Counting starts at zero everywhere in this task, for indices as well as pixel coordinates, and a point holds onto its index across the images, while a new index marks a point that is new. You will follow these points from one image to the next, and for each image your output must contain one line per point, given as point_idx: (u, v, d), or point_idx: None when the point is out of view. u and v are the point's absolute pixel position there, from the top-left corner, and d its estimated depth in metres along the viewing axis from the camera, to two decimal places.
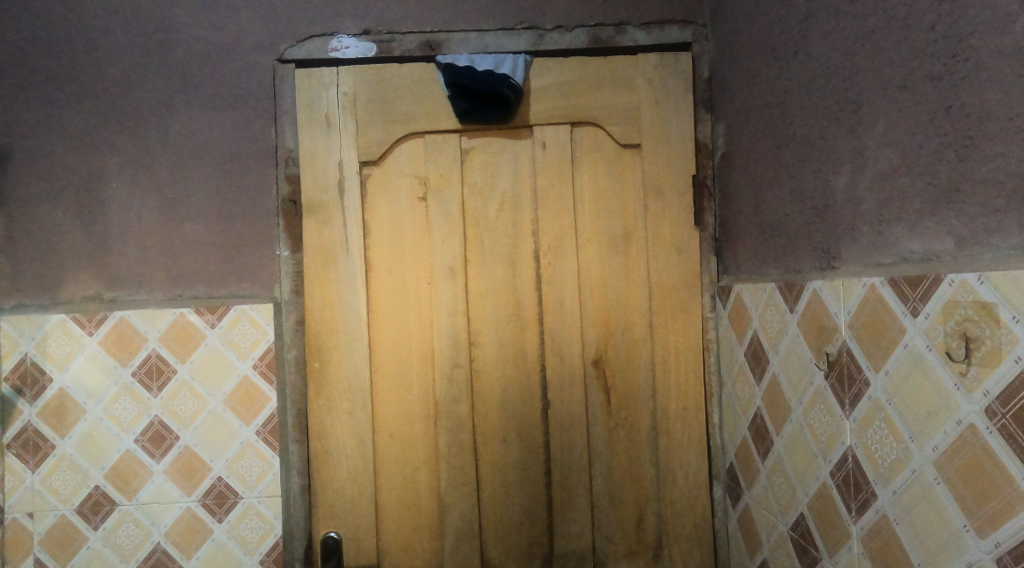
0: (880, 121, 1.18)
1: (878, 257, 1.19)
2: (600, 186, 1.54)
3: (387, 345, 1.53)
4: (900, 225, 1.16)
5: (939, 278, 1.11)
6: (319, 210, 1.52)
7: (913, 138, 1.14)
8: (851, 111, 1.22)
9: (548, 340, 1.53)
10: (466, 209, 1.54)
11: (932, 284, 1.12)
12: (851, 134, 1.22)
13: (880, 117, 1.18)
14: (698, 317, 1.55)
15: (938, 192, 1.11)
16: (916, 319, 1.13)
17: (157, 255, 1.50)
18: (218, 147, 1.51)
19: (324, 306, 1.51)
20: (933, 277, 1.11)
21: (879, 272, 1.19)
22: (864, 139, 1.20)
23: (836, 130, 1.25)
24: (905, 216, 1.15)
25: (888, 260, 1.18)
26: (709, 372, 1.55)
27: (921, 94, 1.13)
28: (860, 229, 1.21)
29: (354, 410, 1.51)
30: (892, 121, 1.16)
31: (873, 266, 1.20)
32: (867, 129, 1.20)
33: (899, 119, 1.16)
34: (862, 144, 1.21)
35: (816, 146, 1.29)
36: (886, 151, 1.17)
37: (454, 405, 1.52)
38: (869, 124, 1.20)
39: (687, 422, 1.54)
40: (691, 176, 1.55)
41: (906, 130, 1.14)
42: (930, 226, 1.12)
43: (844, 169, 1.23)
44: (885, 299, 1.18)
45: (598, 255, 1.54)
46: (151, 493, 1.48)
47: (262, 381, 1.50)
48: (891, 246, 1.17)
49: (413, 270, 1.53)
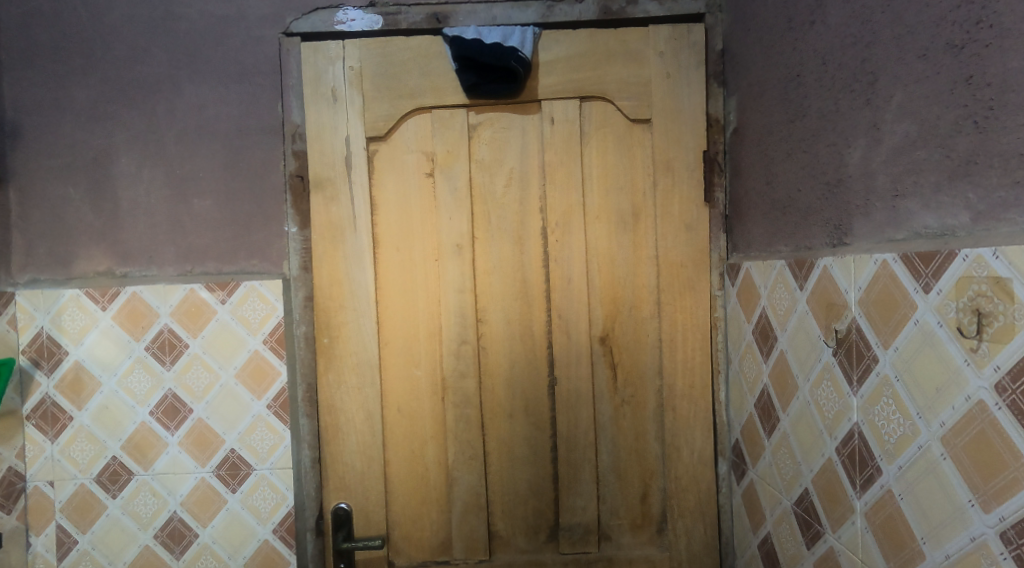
0: (897, 94, 1.15)
1: (891, 233, 1.17)
2: (609, 162, 1.52)
3: (395, 321, 1.54)
4: (914, 201, 1.13)
5: (952, 254, 1.08)
6: (327, 187, 1.52)
7: (930, 110, 1.11)
8: (867, 83, 1.19)
9: (554, 316, 1.53)
10: (473, 186, 1.53)
11: (945, 260, 1.09)
12: (867, 107, 1.19)
13: (897, 90, 1.15)
14: (706, 294, 1.53)
15: (955, 165, 1.09)
16: (928, 296, 1.11)
17: (167, 231, 1.52)
18: (225, 123, 1.51)
19: (332, 282, 1.52)
20: (946, 252, 1.09)
21: (891, 248, 1.16)
22: (880, 112, 1.17)
23: (851, 103, 1.22)
24: (921, 190, 1.12)
25: (900, 236, 1.15)
26: (716, 350, 1.54)
27: (941, 63, 1.09)
28: (872, 206, 1.19)
29: (364, 385, 1.53)
30: (910, 93, 1.13)
31: (885, 243, 1.18)
32: (883, 102, 1.17)
33: (917, 90, 1.12)
34: (878, 118, 1.18)
35: (830, 121, 1.26)
36: (902, 124, 1.14)
37: (461, 380, 1.53)
38: (885, 97, 1.16)
39: (693, 400, 1.54)
40: (702, 152, 1.52)
41: (924, 101, 1.11)
42: (945, 201, 1.10)
43: (859, 144, 1.21)
44: (896, 275, 1.15)
45: (606, 232, 1.53)
46: (166, 464, 1.52)
47: (272, 356, 1.52)
48: (904, 222, 1.15)
49: (421, 248, 1.53)
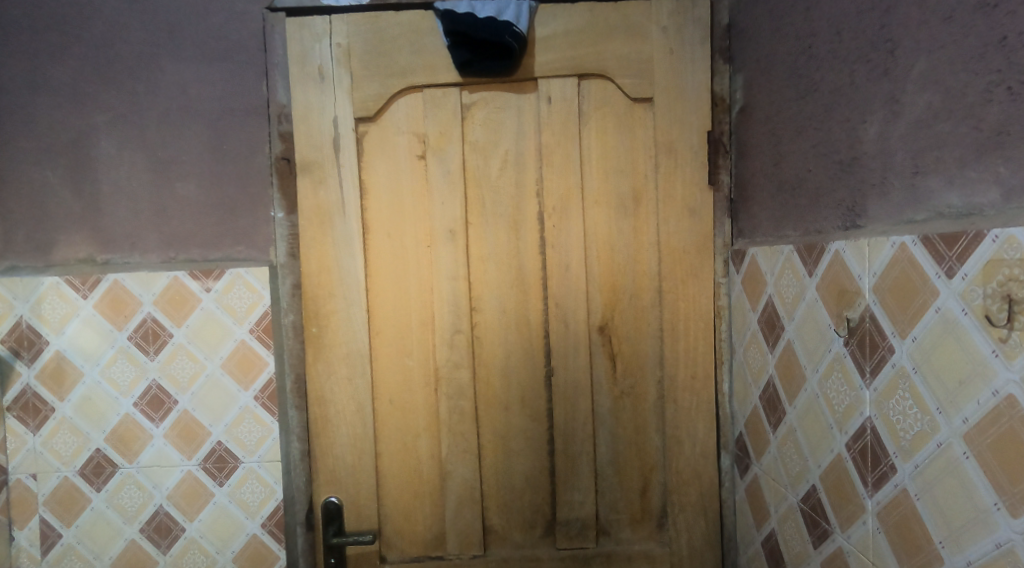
0: (918, 62, 1.08)
1: (909, 213, 1.10)
2: (609, 144, 1.44)
3: (386, 309, 1.48)
4: (937, 177, 1.06)
5: (980, 235, 1.02)
6: (315, 170, 1.46)
7: (956, 77, 1.04)
8: (886, 52, 1.11)
9: (551, 305, 1.45)
10: (467, 168, 1.46)
11: (972, 242, 1.03)
12: (884, 78, 1.12)
13: (919, 57, 1.07)
14: (710, 283, 1.44)
15: (985, 137, 1.02)
16: (952, 281, 1.05)
17: (150, 216, 1.46)
18: (208, 104, 1.45)
19: (321, 270, 1.46)
20: (973, 233, 1.03)
21: (910, 230, 1.09)
22: (900, 83, 1.10)
23: (867, 74, 1.14)
24: (944, 166, 1.06)
25: (920, 217, 1.08)
26: (720, 339, 1.46)
27: (970, 25, 1.02)
28: (890, 184, 1.12)
29: (354, 376, 1.48)
30: (932, 60, 1.06)
31: (903, 224, 1.10)
32: (903, 72, 1.09)
33: (942, 56, 1.05)
34: (897, 89, 1.10)
35: (844, 95, 1.18)
36: (924, 94, 1.07)
37: (455, 371, 1.47)
38: (905, 66, 1.09)
39: (696, 392, 1.45)
40: (706, 134, 1.43)
41: (949, 68, 1.04)
42: (973, 176, 1.03)
43: (875, 118, 1.13)
44: (916, 259, 1.09)
45: (606, 216, 1.44)
46: (152, 457, 1.47)
47: (259, 346, 1.47)
48: (924, 201, 1.08)
49: (413, 234, 1.46)
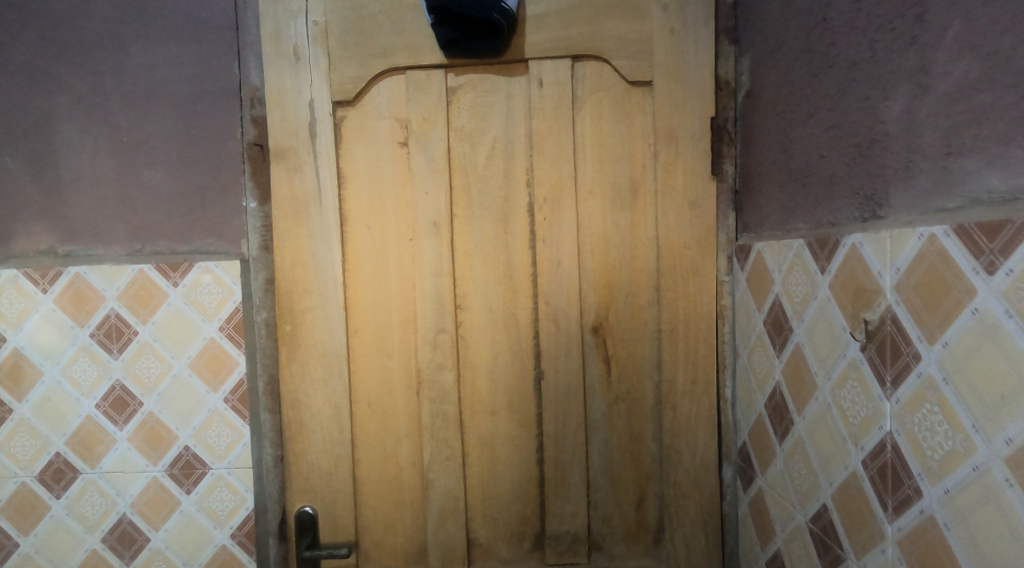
0: (953, 26, 0.98)
1: (939, 200, 1.00)
2: (604, 131, 1.34)
3: (365, 307, 1.38)
4: (975, 157, 0.97)
5: None
6: (289, 157, 1.36)
7: (999, 41, 0.95)
8: (914, 18, 1.01)
9: (542, 303, 1.35)
10: (452, 156, 1.36)
11: (1017, 233, 0.93)
12: (911, 47, 1.02)
13: (953, 20, 0.98)
14: (712, 281, 1.33)
15: None
16: (992, 279, 0.95)
17: (114, 205, 1.36)
18: (177, 85, 1.35)
19: (295, 264, 1.37)
20: (1019, 223, 0.93)
21: (940, 220, 1.00)
22: (930, 52, 1.00)
23: (892, 44, 1.04)
24: (983, 143, 0.96)
25: (953, 204, 0.99)
26: (721, 341, 1.35)
27: None
28: (917, 167, 1.02)
29: (330, 377, 1.38)
30: (970, 23, 0.96)
31: (932, 211, 1.01)
32: (935, 38, 0.99)
33: (981, 18, 0.96)
34: (926, 60, 1.00)
35: (863, 70, 1.07)
36: (960, 63, 0.97)
37: (438, 374, 1.37)
38: (936, 32, 0.99)
39: (696, 398, 1.34)
40: (709, 120, 1.32)
41: (991, 31, 0.95)
42: (1019, 153, 0.94)
43: (900, 94, 1.03)
44: (948, 252, 0.99)
45: (601, 208, 1.34)
46: (115, 462, 1.37)
47: (229, 345, 1.37)
48: (958, 185, 0.98)
49: (394, 227, 1.37)
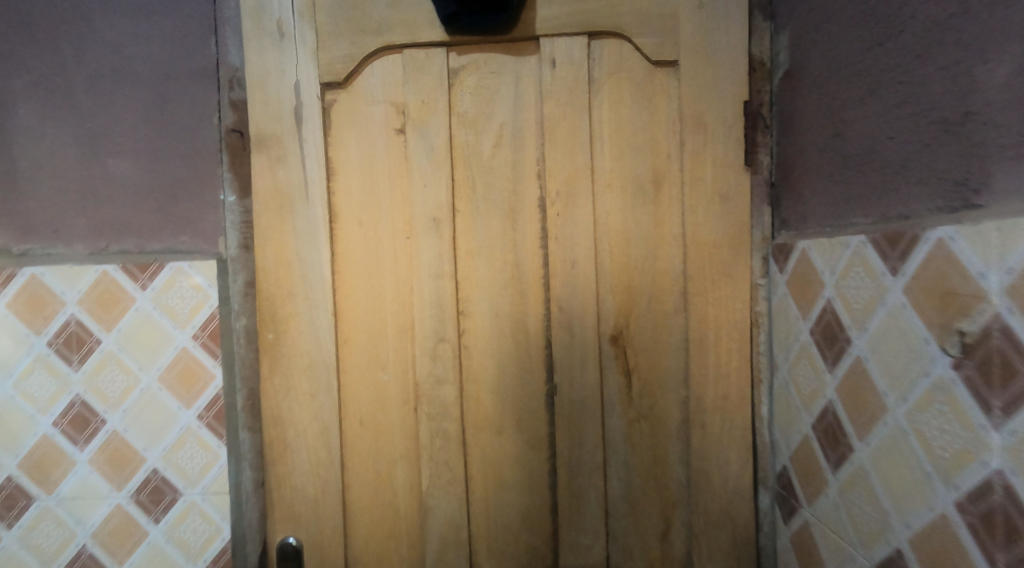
0: None
1: None
2: (624, 116, 1.19)
3: (357, 313, 1.23)
4: None
5: None
6: (272, 145, 1.22)
7: None
8: None
9: (554, 309, 1.21)
10: (453, 145, 1.21)
11: None
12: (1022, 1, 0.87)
13: None
14: (746, 285, 1.19)
15: None
16: None
17: (76, 199, 1.21)
18: (147, 66, 1.21)
19: (278, 264, 1.22)
20: None
21: None
22: None
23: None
24: None
25: None
26: (756, 353, 1.19)
27: None
28: None
29: (317, 392, 1.23)
30: None
31: None
32: None
33: None
34: None
35: (952, 32, 0.92)
36: None
37: (438, 388, 1.23)
38: None
39: (727, 417, 1.19)
40: (743, 105, 1.17)
41: None
42: None
43: (1007, 57, 0.88)
44: None
45: (621, 203, 1.20)
46: (75, 487, 1.22)
47: (204, 356, 1.22)
48: None
49: (388, 223, 1.22)
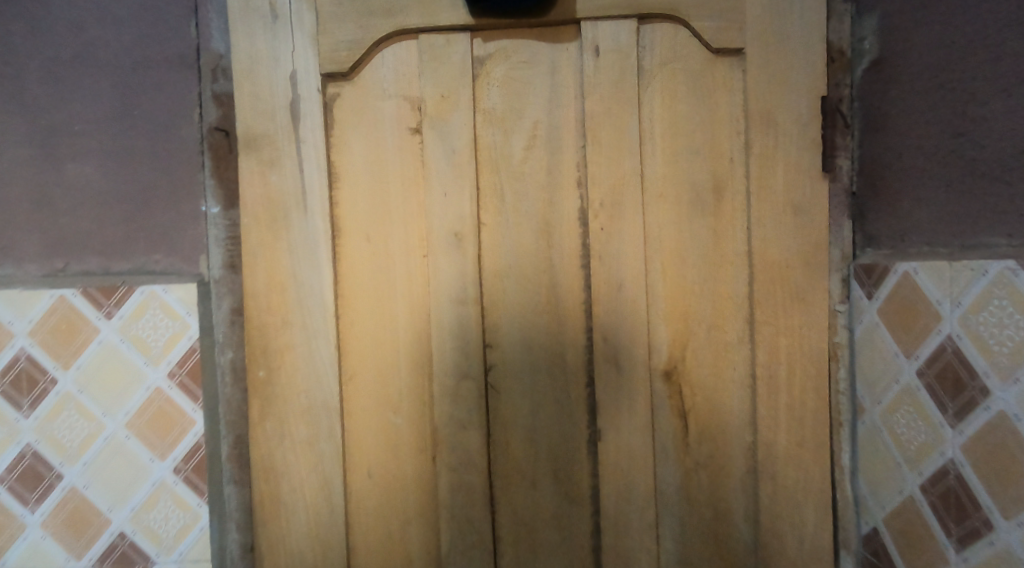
0: None
1: None
2: (679, 113, 1.02)
3: (364, 345, 1.05)
4: None
5: None
6: (263, 146, 1.03)
7: None
8: None
9: (598, 340, 1.04)
10: (478, 147, 1.03)
11: None
12: None
13: None
14: (824, 312, 1.01)
15: None
16: None
17: (28, 210, 1.01)
18: (114, 51, 1.02)
19: (270, 288, 1.03)
20: None
21: None
22: None
23: None
24: None
25: None
26: (837, 393, 1.02)
27: None
28: None
29: (317, 439, 1.04)
30: None
31: None
32: None
33: None
34: None
35: None
36: None
37: (461, 434, 1.04)
38: None
39: (802, 466, 1.02)
40: (821, 101, 0.99)
41: None
42: None
43: None
44: None
45: (675, 216, 1.02)
46: (24, 555, 1.02)
47: (182, 398, 1.03)
48: None
49: (402, 240, 1.04)
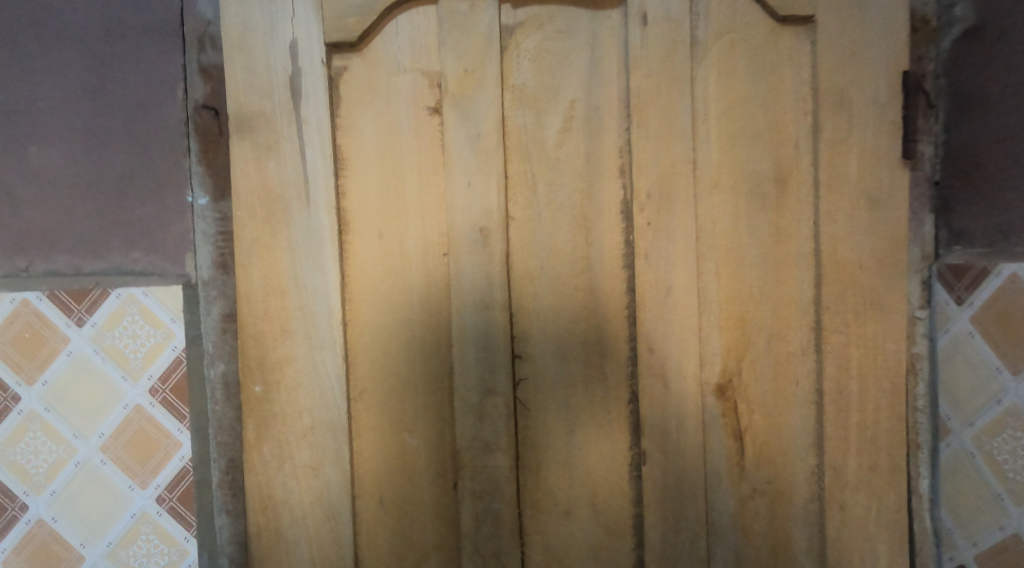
0: None
1: None
2: (737, 92, 0.89)
3: (376, 358, 0.91)
4: None
5: None
6: (258, 128, 0.89)
7: None
8: None
9: (642, 351, 0.91)
10: (506, 129, 0.90)
11: None
12: None
13: None
14: (902, 319, 0.88)
15: None
16: None
17: None
18: (84, 17, 0.88)
19: (268, 292, 0.90)
20: None
21: None
22: None
23: None
24: None
25: None
26: (914, 411, 0.90)
27: None
28: None
29: (322, 464, 0.91)
30: None
31: None
32: None
33: None
34: None
35: None
36: None
37: (486, 457, 0.92)
38: None
39: (875, 494, 0.90)
40: (903, 76, 0.86)
41: None
42: None
43: None
44: None
45: (732, 210, 0.90)
46: None
47: (166, 417, 0.90)
48: None
49: (419, 237, 0.90)
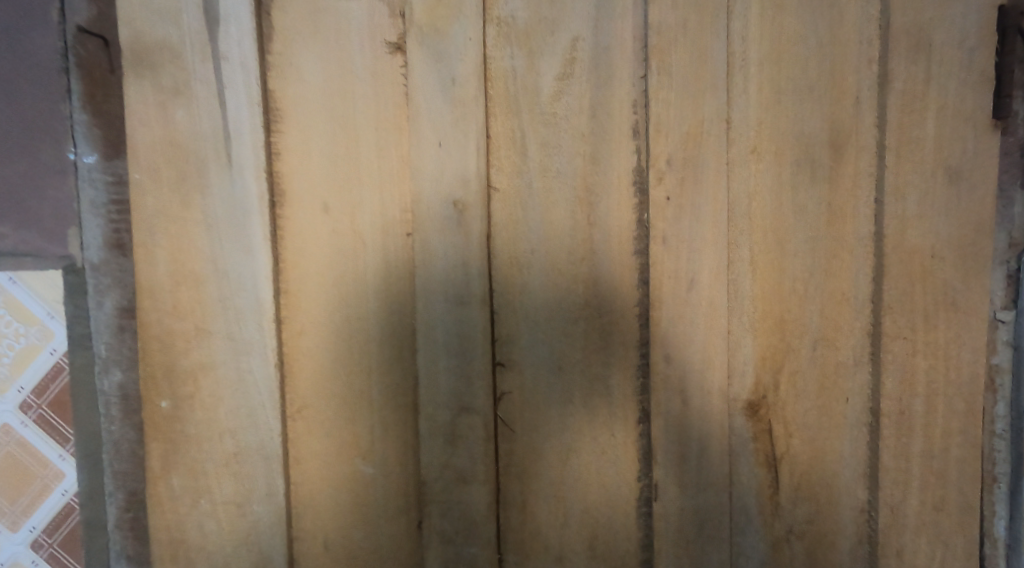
0: None
1: None
2: (784, 33, 0.70)
3: (318, 366, 0.71)
4: None
5: None
6: (165, 66, 0.68)
7: None
8: None
9: (657, 360, 0.72)
10: (489, 74, 0.70)
11: None
12: None
13: None
14: (983, 324, 0.71)
15: None
16: None
17: None
18: None
19: (178, 281, 0.69)
20: None
21: None
22: None
23: None
24: None
25: None
26: (995, 437, 0.73)
27: None
28: None
29: (249, 501, 0.71)
30: None
31: None
32: None
33: None
34: None
35: None
36: None
37: (460, 490, 0.73)
38: None
39: (939, 538, 0.73)
40: (999, 12, 0.69)
41: None
42: None
43: None
44: None
45: (775, 183, 0.71)
46: None
47: (43, 440, 0.73)
48: None
49: (376, 212, 0.70)
